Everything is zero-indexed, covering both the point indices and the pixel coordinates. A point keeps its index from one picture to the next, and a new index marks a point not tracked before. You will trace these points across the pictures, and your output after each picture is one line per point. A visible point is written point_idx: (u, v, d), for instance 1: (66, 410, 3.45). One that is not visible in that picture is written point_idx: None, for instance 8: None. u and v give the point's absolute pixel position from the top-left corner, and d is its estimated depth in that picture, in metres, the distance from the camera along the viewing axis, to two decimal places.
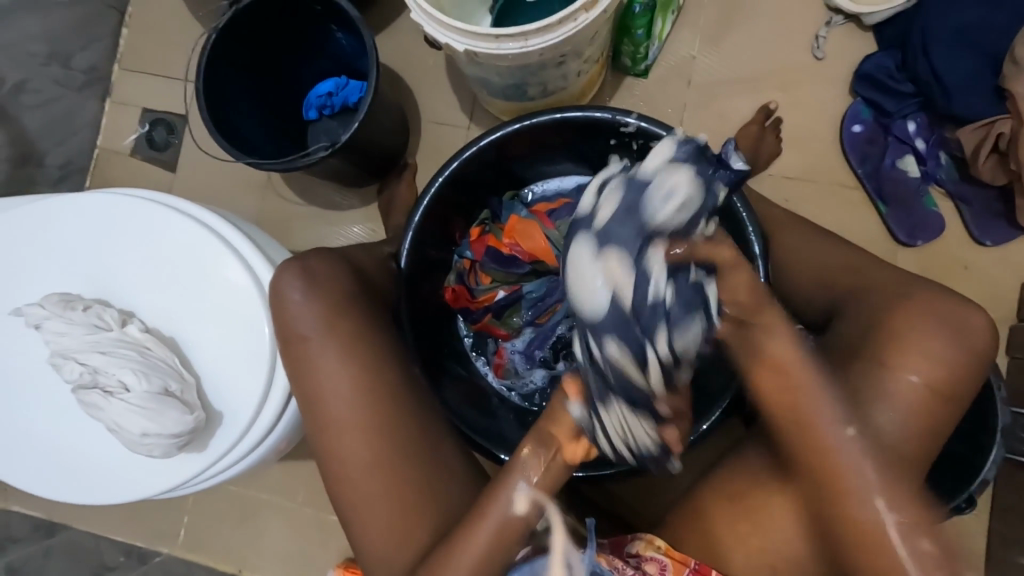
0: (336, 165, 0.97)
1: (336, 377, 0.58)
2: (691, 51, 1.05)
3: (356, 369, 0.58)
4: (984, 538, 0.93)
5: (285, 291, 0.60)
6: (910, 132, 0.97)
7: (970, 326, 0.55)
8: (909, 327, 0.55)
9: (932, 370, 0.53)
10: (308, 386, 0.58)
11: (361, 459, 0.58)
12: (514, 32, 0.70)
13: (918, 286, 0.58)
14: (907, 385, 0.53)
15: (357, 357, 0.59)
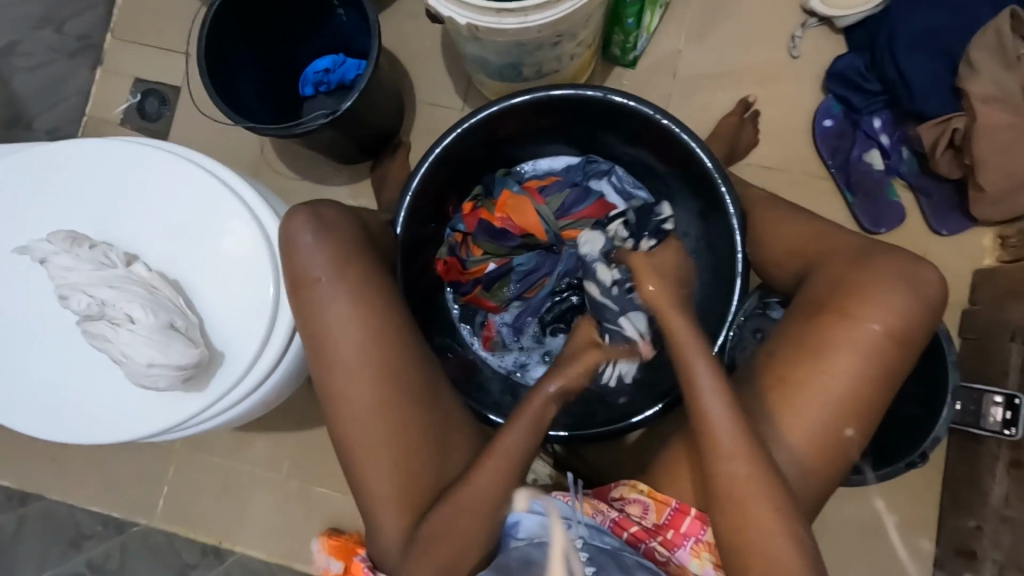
0: (333, 138, 0.99)
1: (345, 318, 0.60)
2: (677, 46, 1.11)
3: (364, 311, 0.61)
4: (938, 507, 1.00)
5: (295, 235, 0.62)
6: (876, 128, 1.04)
7: (923, 287, 0.61)
8: (869, 286, 0.61)
9: (892, 323, 0.59)
10: (317, 326, 0.61)
11: (365, 398, 0.60)
12: (515, 7, 0.74)
13: (878, 251, 0.64)
14: (869, 334, 0.59)
15: (366, 302, 0.61)
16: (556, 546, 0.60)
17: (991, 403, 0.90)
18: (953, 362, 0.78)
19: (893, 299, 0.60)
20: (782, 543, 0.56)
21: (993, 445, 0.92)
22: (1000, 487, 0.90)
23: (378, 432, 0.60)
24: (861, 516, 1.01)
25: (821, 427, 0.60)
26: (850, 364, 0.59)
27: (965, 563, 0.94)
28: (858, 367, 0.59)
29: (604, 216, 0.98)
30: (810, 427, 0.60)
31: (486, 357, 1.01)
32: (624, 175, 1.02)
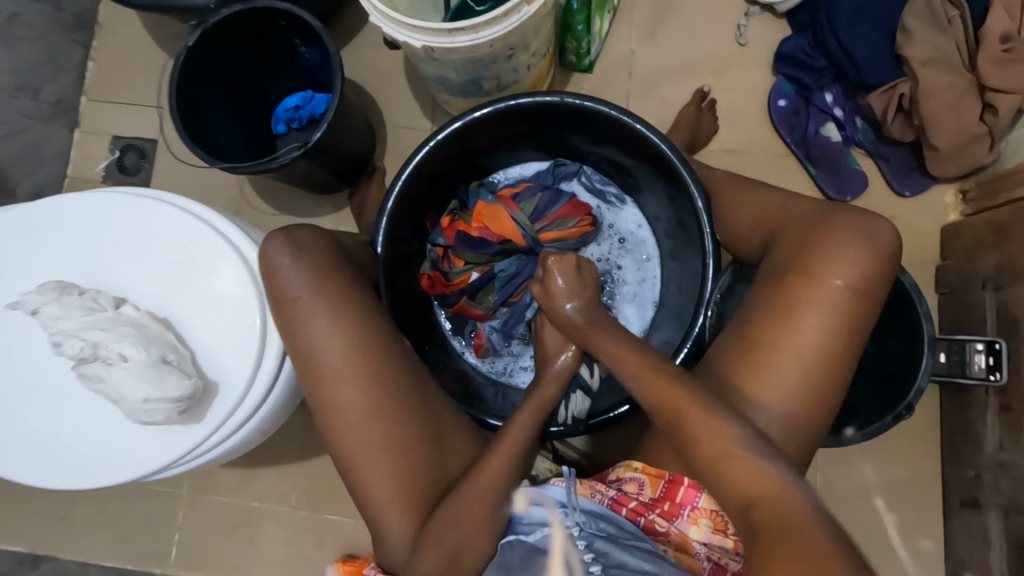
0: (307, 170, 1.02)
1: (329, 333, 0.62)
2: (630, 47, 1.16)
3: (346, 324, 0.63)
4: (939, 461, 1.01)
5: (275, 257, 0.64)
6: (829, 102, 1.09)
7: (875, 238, 0.64)
8: (828, 245, 0.64)
9: (850, 276, 0.62)
10: (303, 342, 0.62)
11: (356, 408, 0.62)
12: (465, 25, 0.78)
13: (835, 212, 0.67)
14: (830, 288, 0.62)
15: (347, 312, 0.63)
16: (555, 554, 0.60)
17: (974, 351, 0.92)
18: (926, 313, 0.80)
19: (850, 254, 0.63)
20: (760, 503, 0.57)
21: (982, 392, 0.94)
22: (994, 434, 0.91)
23: (373, 439, 0.62)
24: (866, 481, 1.02)
25: (794, 379, 0.62)
26: (816, 318, 0.62)
27: (971, 514, 0.95)
28: (824, 321, 0.62)
29: (578, 215, 1.02)
30: (788, 381, 0.62)
31: (479, 364, 1.04)
32: (593, 173, 1.06)
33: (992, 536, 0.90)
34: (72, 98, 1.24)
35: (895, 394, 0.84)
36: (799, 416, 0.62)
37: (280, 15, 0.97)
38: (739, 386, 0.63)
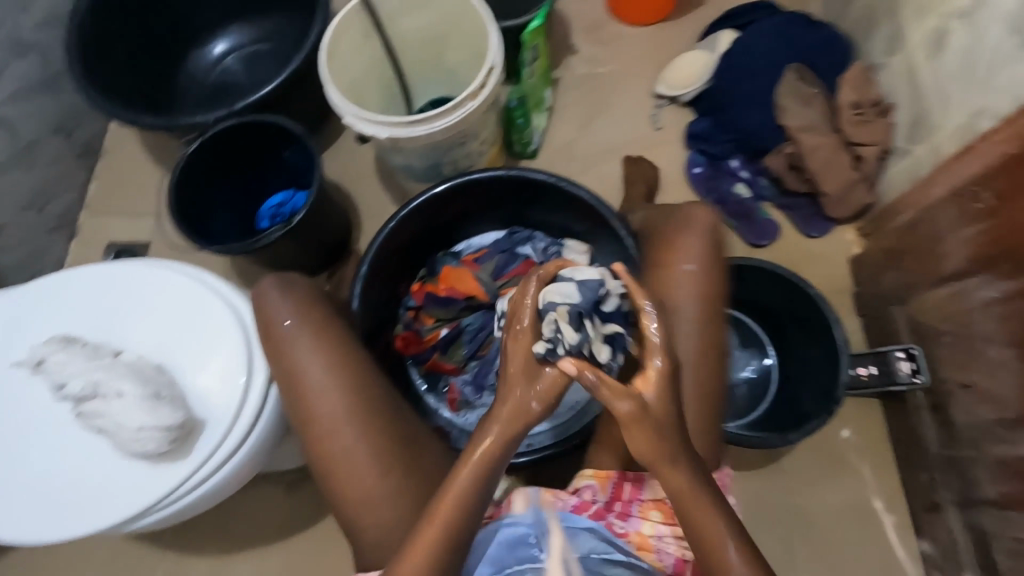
0: (288, 252, 1.14)
1: (308, 356, 0.70)
2: (566, 137, 1.38)
3: (325, 343, 0.71)
4: (896, 472, 1.06)
5: (264, 296, 0.74)
6: (736, 167, 1.30)
7: (697, 227, 0.82)
8: (678, 242, 0.81)
9: (696, 260, 0.78)
10: (284, 368, 0.70)
11: (336, 417, 0.68)
12: (421, 118, 0.97)
13: (675, 219, 0.85)
14: (684, 273, 0.78)
15: (322, 339, 0.71)
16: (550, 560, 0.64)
17: (897, 359, 1.02)
18: (835, 317, 0.94)
19: (695, 243, 0.80)
20: (703, 493, 0.63)
21: (913, 396, 1.02)
22: (932, 433, 0.98)
23: (354, 443, 0.67)
24: (835, 498, 1.06)
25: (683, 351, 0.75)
26: (687, 297, 0.77)
27: (934, 517, 0.98)
28: (692, 298, 0.77)
29: (534, 271, 1.15)
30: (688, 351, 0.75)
31: (453, 418, 1.09)
32: (544, 236, 1.21)
33: (956, 535, 0.93)
34: (73, 212, 1.38)
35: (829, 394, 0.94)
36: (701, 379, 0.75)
37: (268, 128, 1.15)
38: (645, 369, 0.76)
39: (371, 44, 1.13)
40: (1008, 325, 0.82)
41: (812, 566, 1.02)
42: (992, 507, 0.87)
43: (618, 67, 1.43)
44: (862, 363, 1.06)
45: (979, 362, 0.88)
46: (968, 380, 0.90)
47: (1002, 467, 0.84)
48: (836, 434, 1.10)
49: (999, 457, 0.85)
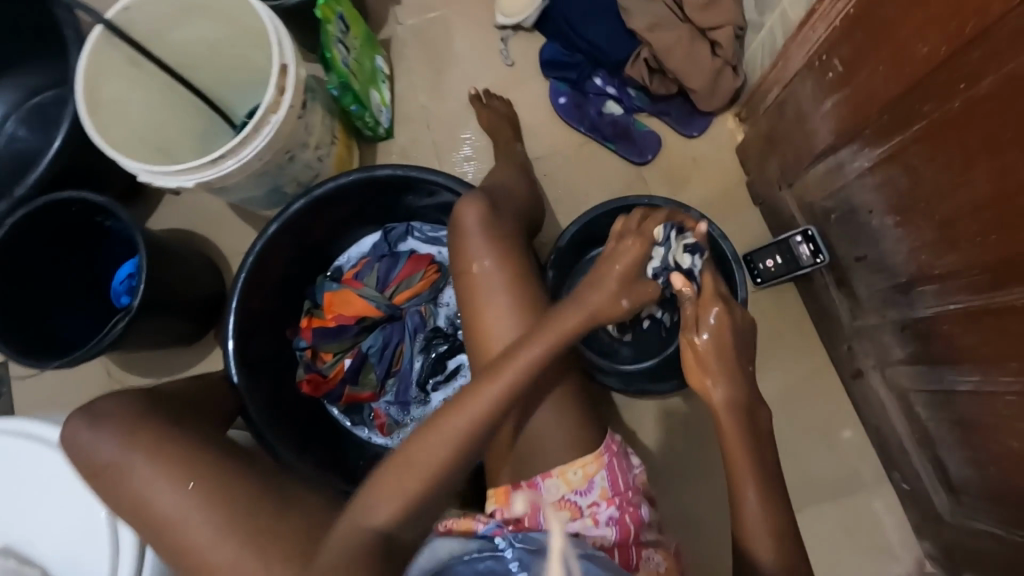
0: (147, 333, 1.01)
1: (153, 478, 0.60)
2: (417, 104, 1.24)
3: (166, 458, 0.61)
4: (822, 348, 1.09)
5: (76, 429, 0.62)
6: (600, 86, 1.20)
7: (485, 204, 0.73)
8: (461, 243, 0.72)
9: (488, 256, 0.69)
10: (130, 501, 0.60)
11: (204, 535, 0.59)
12: (223, 153, 0.85)
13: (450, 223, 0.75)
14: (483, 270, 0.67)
15: (164, 452, 0.61)
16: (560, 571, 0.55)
17: (798, 244, 1.01)
18: (721, 233, 0.94)
19: (473, 236, 0.71)
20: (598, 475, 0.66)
21: (820, 275, 1.03)
22: (843, 307, 0.99)
23: (229, 565, 0.57)
24: (770, 392, 1.09)
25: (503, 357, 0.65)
26: (491, 295, 0.68)
27: (861, 382, 1.02)
28: (502, 300, 0.67)
29: (421, 267, 1.06)
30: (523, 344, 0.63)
31: (387, 441, 1.05)
32: (422, 225, 1.11)
33: (882, 395, 0.97)
34: None
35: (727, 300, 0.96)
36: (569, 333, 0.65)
37: (69, 203, 0.95)
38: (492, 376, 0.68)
39: (145, 72, 0.95)
40: (881, 193, 0.80)
41: None
42: (904, 366, 0.89)
43: (448, 6, 1.27)
44: (768, 255, 1.05)
45: (865, 234, 0.87)
46: (862, 253, 0.90)
47: (905, 330, 0.86)
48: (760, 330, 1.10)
49: (900, 320, 0.86)
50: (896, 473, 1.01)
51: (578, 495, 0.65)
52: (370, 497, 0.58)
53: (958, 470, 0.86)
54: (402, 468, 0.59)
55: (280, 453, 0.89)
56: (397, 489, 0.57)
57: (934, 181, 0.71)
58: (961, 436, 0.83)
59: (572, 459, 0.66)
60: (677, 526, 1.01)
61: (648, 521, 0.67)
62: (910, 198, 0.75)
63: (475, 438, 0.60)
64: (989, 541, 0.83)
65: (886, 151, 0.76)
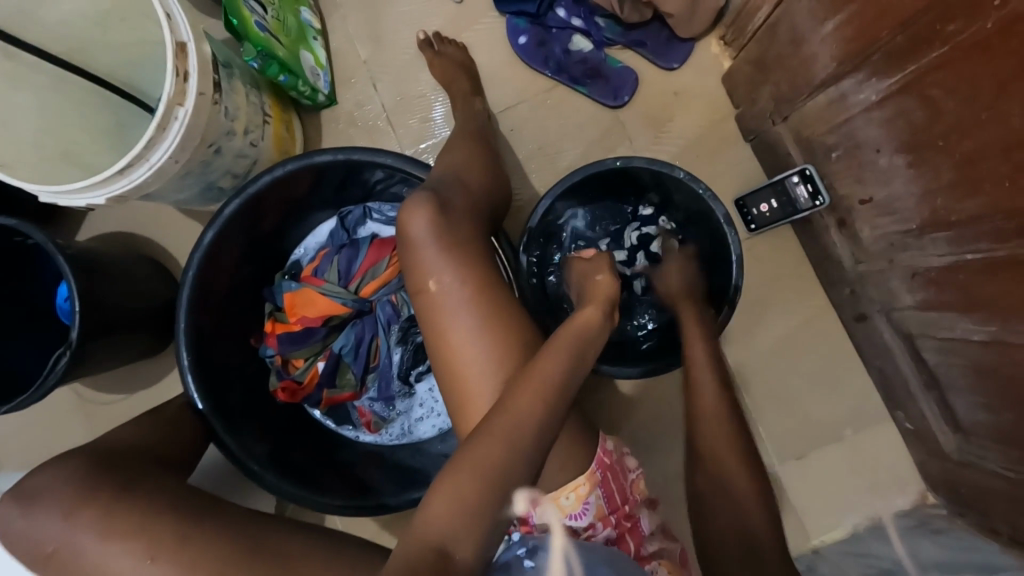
0: (99, 360, 0.92)
1: (106, 557, 0.55)
2: (357, 61, 1.08)
3: (122, 532, 0.56)
4: (822, 291, 1.02)
5: (12, 516, 0.58)
6: (564, 18, 1.04)
7: (437, 208, 0.67)
8: (413, 257, 0.66)
9: (443, 270, 0.65)
10: None
11: None
12: (130, 161, 0.73)
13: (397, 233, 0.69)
14: (441, 287, 0.65)
15: (117, 526, 0.56)
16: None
17: (794, 185, 0.91)
18: (711, 195, 0.81)
19: (428, 248, 0.66)
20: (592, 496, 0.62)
21: (819, 217, 0.94)
22: (844, 251, 0.92)
23: None
24: (767, 342, 1.03)
25: (506, 364, 0.63)
26: (455, 312, 0.64)
27: (864, 326, 0.96)
28: (465, 314, 0.64)
29: (386, 253, 0.97)
30: (557, 346, 0.63)
31: (377, 438, 1.00)
32: (380, 204, 1.00)
33: (887, 339, 0.92)
34: None
35: (720, 258, 0.87)
36: (591, 339, 0.65)
37: None
38: (466, 396, 0.64)
39: (28, 66, 0.82)
40: (891, 130, 0.71)
41: (770, 412, 1.02)
42: (912, 313, 0.84)
43: None
44: (762, 199, 0.96)
45: (872, 173, 0.78)
46: (867, 195, 0.82)
47: (914, 277, 0.80)
48: (756, 280, 1.03)
49: (910, 267, 0.80)
50: (899, 412, 0.98)
51: (573, 520, 0.62)
52: (431, 511, 0.53)
53: (967, 413, 0.83)
54: (453, 483, 0.54)
55: (261, 477, 0.84)
56: (459, 497, 0.53)
57: (956, 116, 0.62)
58: (974, 382, 0.78)
59: (565, 481, 0.62)
60: (678, 490, 0.98)
61: (648, 532, 0.65)
62: (925, 136, 0.67)
63: (522, 449, 0.56)
64: (998, 480, 0.81)
65: (900, 81, 0.67)
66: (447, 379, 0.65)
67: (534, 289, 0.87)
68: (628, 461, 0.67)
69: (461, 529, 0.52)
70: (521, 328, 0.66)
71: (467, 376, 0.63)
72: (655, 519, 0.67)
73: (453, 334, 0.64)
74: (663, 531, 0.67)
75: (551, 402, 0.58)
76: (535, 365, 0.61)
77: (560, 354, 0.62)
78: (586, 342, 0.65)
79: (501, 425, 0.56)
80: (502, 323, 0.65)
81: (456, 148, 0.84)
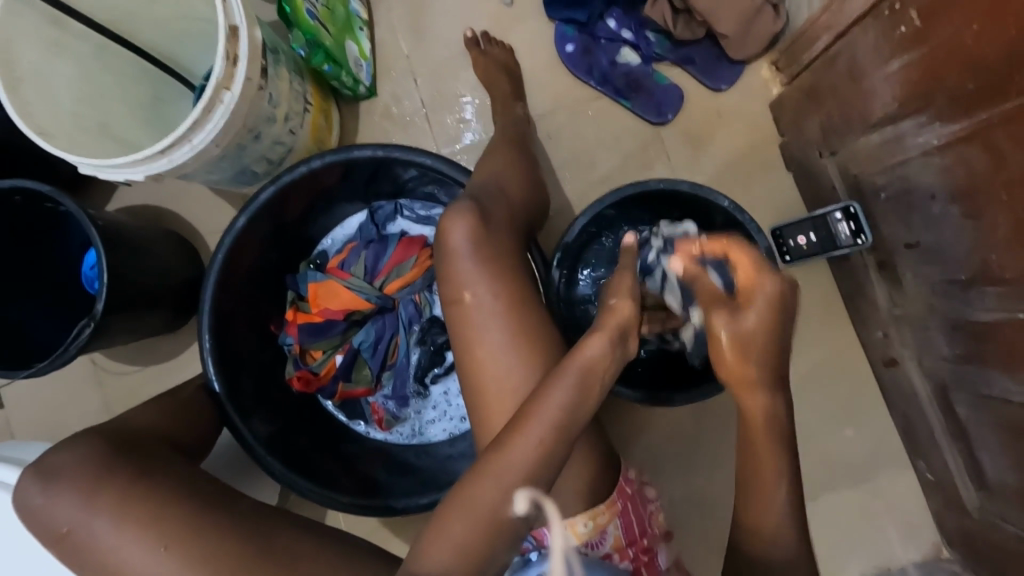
0: (122, 332, 0.93)
1: (119, 535, 0.56)
2: (399, 54, 1.07)
3: (136, 513, 0.56)
4: (852, 330, 0.99)
5: (33, 486, 0.59)
6: (613, 29, 1.02)
7: (477, 218, 0.67)
8: (450, 266, 0.66)
9: (478, 281, 0.65)
10: (100, 562, 0.56)
11: None
12: (172, 141, 0.73)
13: (435, 240, 0.69)
14: (474, 298, 0.65)
15: (133, 507, 0.57)
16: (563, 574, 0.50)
17: (836, 221, 0.89)
18: (755, 227, 0.79)
19: (466, 261, 0.65)
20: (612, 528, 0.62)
21: (857, 255, 0.92)
22: (881, 292, 0.89)
23: None
24: (789, 376, 1.00)
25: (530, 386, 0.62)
26: (486, 326, 0.64)
27: (894, 370, 0.93)
28: (496, 328, 0.64)
29: (413, 252, 0.96)
30: (558, 381, 0.58)
31: (387, 436, 0.99)
32: (411, 202, 1.00)
33: (917, 386, 0.89)
34: None
35: None
36: (596, 378, 0.59)
37: (12, 191, 0.84)
38: (491, 410, 0.63)
39: (77, 35, 0.82)
40: (949, 177, 0.69)
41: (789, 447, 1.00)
42: (948, 364, 0.81)
43: None
44: (800, 230, 0.93)
45: (922, 219, 0.76)
46: (913, 239, 0.79)
47: (956, 328, 0.78)
48: None
49: (952, 318, 0.78)
50: (921, 462, 0.95)
51: (590, 548, 0.61)
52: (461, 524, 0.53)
53: (994, 472, 0.80)
54: (487, 495, 0.55)
55: (268, 464, 0.83)
56: (480, 516, 0.53)
57: (1022, 171, 0.60)
58: (1004, 441, 0.76)
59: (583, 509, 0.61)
60: (687, 518, 0.96)
61: (664, 568, 0.65)
62: (986, 188, 0.65)
63: (552, 459, 0.55)
64: (1018, 544, 0.79)
65: (964, 129, 0.65)
66: (472, 392, 0.65)
67: (561, 304, 0.86)
68: (647, 492, 0.68)
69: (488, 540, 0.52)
70: (550, 347, 0.65)
71: (493, 389, 0.63)
72: (671, 554, 0.67)
73: (482, 346, 0.64)
74: (678, 567, 0.67)
75: (548, 441, 0.55)
76: (540, 395, 0.57)
77: (561, 386, 0.58)
78: (587, 375, 0.59)
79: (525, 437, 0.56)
80: (532, 341, 0.64)
81: (495, 152, 0.82)
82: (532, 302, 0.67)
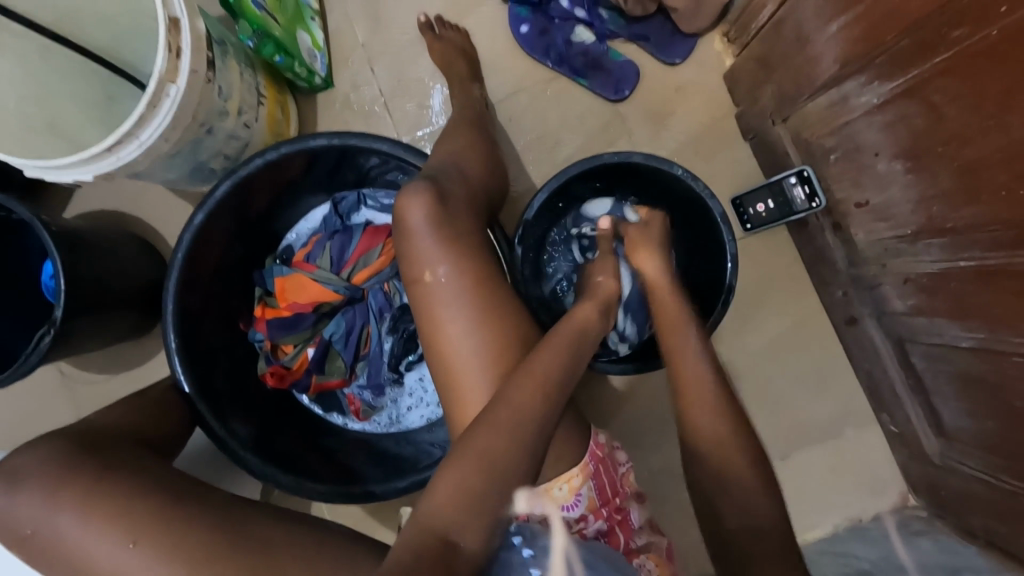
0: (85, 339, 0.91)
1: (87, 535, 0.55)
2: (355, 43, 1.06)
3: (105, 511, 0.56)
4: (815, 293, 1.02)
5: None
6: (567, 8, 1.02)
7: (435, 198, 0.67)
8: (410, 248, 0.67)
9: (439, 260, 0.66)
10: (70, 562, 0.55)
11: None
12: (120, 137, 0.71)
13: (393, 224, 0.69)
14: (437, 276, 0.65)
15: (101, 504, 0.56)
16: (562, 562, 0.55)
17: (791, 186, 0.91)
18: (710, 193, 0.81)
19: (424, 241, 0.66)
20: (588, 490, 0.63)
21: (814, 219, 0.94)
22: (838, 253, 0.92)
23: None
24: (756, 342, 1.03)
25: (494, 361, 0.63)
26: (448, 304, 0.64)
27: (855, 329, 0.96)
28: (458, 305, 0.64)
29: (379, 241, 0.95)
30: (552, 338, 0.65)
31: (365, 427, 0.99)
32: (374, 191, 0.99)
33: (876, 343, 0.92)
34: None
35: (716, 254, 0.87)
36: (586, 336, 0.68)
37: None
38: (459, 386, 0.64)
39: (14, 35, 0.80)
40: (892, 134, 0.71)
41: (759, 410, 1.03)
42: (903, 317, 0.84)
43: None
44: (759, 198, 0.94)
45: (870, 178, 0.78)
46: (864, 198, 0.82)
47: (907, 282, 0.80)
48: (750, 279, 1.03)
49: (903, 273, 0.80)
50: (885, 416, 0.99)
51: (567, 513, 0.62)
52: (441, 492, 0.53)
53: (951, 418, 0.83)
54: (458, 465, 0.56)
55: (245, 462, 0.82)
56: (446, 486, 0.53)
57: (957, 122, 0.62)
58: (957, 386, 0.79)
59: (557, 472, 0.63)
60: (664, 485, 0.98)
61: (637, 526, 0.67)
62: (924, 142, 0.67)
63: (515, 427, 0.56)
64: (976, 485, 0.82)
65: (902, 86, 0.67)
66: (439, 370, 0.65)
67: (526, 282, 0.87)
68: (618, 455, 0.69)
69: (461, 507, 0.53)
70: (513, 321, 0.66)
71: (459, 365, 0.64)
72: (644, 514, 0.69)
73: (446, 323, 0.64)
74: (651, 526, 0.69)
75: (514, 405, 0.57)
76: (535, 354, 0.62)
77: (556, 346, 0.64)
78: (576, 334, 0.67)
79: (493, 402, 0.58)
80: (495, 315, 0.65)
81: (453, 134, 0.82)
82: (493, 278, 0.68)
